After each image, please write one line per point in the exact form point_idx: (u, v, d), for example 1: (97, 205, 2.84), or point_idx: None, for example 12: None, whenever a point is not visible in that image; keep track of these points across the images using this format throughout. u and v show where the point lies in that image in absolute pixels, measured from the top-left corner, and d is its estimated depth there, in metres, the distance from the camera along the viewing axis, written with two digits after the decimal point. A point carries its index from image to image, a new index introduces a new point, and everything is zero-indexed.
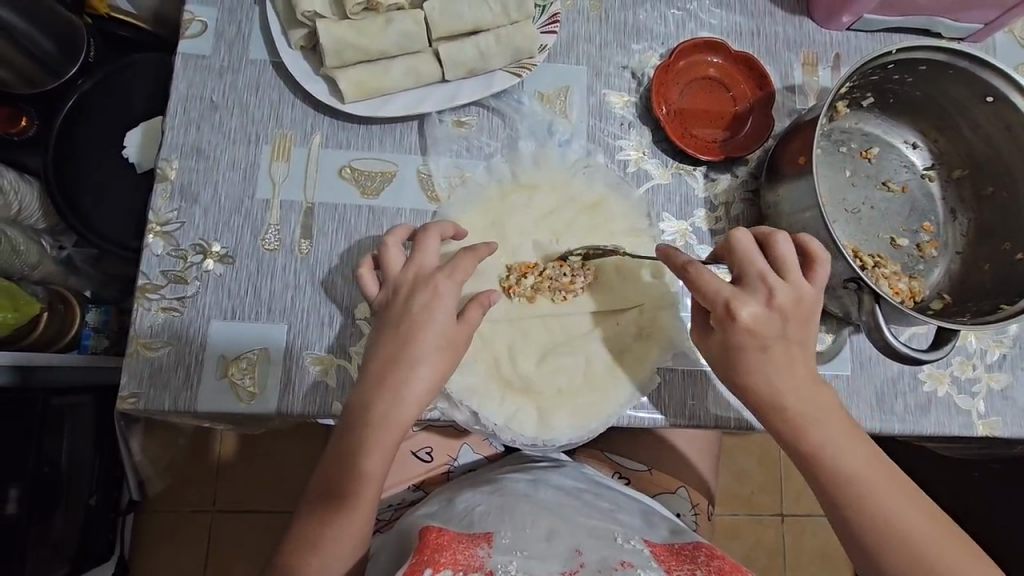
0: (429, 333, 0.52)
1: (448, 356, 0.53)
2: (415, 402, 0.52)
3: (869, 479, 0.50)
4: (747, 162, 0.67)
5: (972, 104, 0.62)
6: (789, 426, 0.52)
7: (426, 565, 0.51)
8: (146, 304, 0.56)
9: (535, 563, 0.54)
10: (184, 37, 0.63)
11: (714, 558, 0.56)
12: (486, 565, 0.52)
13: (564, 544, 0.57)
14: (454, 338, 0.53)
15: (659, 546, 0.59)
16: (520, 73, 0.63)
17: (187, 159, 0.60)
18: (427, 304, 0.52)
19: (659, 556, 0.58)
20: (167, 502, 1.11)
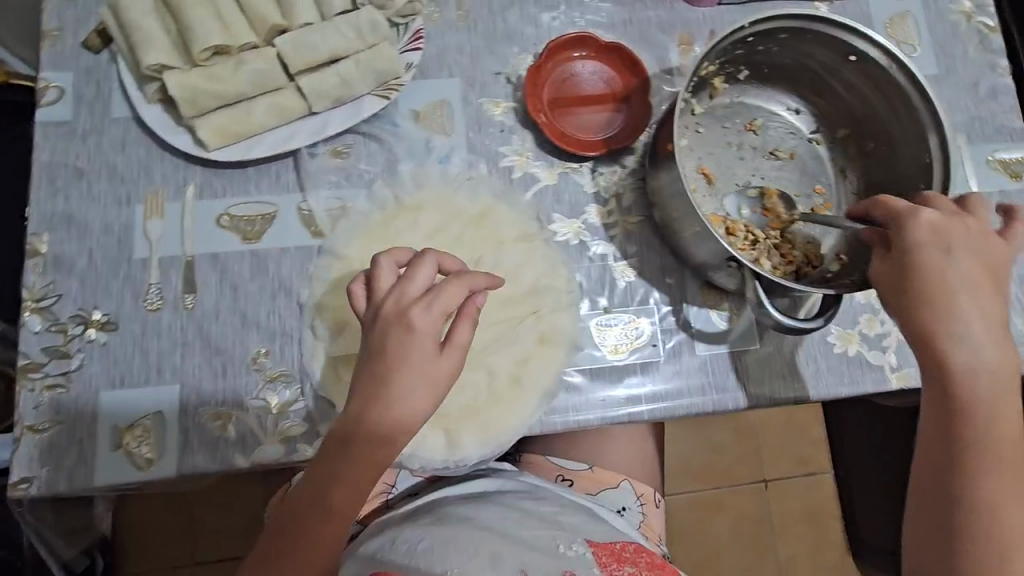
0: (409, 365, 0.48)
1: (435, 389, 0.49)
2: (396, 440, 0.49)
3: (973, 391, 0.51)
4: (633, 151, 0.66)
5: (839, 65, 0.63)
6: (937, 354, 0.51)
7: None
8: (29, 385, 0.55)
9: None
10: (42, 106, 0.61)
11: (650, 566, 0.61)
12: None
13: (509, 565, 0.57)
14: (434, 367, 0.48)
15: (602, 547, 0.62)
16: (388, 95, 0.62)
17: (58, 230, 0.59)
18: (400, 341, 0.48)
19: (602, 558, 0.60)
20: (144, 561, 1.08)
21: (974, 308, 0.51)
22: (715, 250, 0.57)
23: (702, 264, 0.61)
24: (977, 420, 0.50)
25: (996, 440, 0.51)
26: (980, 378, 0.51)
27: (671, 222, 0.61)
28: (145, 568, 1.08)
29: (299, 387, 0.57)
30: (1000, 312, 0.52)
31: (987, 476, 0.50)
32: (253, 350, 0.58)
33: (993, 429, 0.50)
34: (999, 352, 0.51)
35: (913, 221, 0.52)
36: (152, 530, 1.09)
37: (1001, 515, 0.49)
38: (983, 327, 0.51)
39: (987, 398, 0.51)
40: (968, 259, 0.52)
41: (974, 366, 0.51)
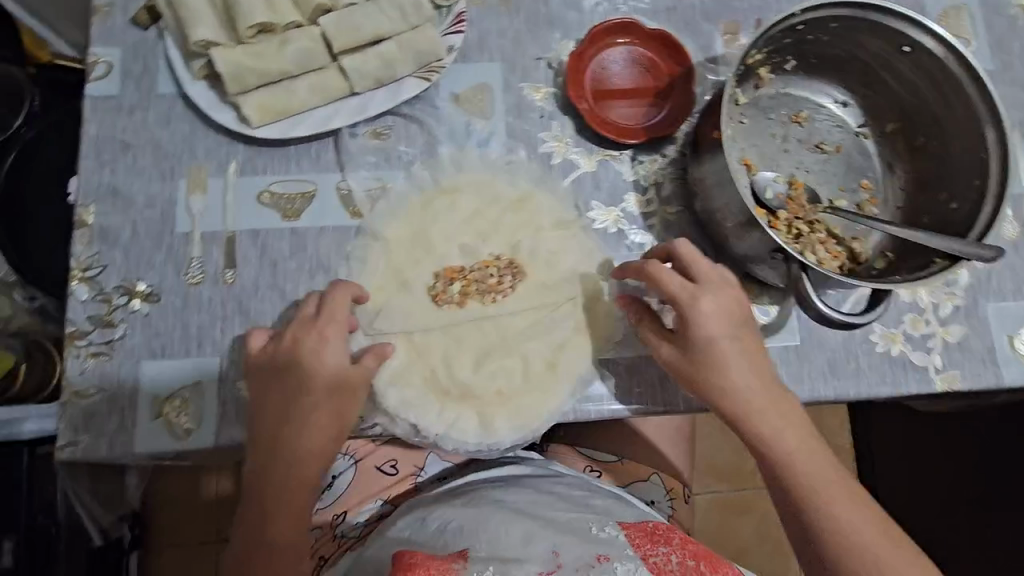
0: (321, 382, 0.51)
1: (345, 401, 0.52)
2: (310, 462, 0.52)
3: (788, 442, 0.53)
4: (674, 141, 0.65)
5: (892, 56, 0.61)
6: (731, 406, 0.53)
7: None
8: (74, 351, 0.56)
9: (514, 567, 0.53)
10: (90, 80, 0.62)
11: (687, 542, 0.59)
12: None
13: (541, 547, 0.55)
14: (349, 383, 0.52)
15: (633, 528, 0.61)
16: (429, 77, 0.62)
17: (104, 203, 0.60)
18: (315, 353, 0.52)
19: (634, 539, 0.59)
20: (172, 535, 1.12)
21: (736, 353, 0.53)
22: (758, 242, 0.56)
23: (743, 256, 0.60)
24: (784, 450, 0.53)
25: (813, 462, 0.53)
26: (768, 412, 0.53)
27: (713, 213, 0.60)
28: (174, 542, 1.12)
29: None
30: (749, 357, 0.54)
31: (816, 500, 0.51)
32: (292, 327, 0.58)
33: (782, 462, 0.53)
34: (758, 393, 0.53)
35: (706, 274, 0.54)
36: (184, 505, 1.13)
37: (846, 533, 0.50)
38: (736, 374, 0.53)
39: (775, 428, 0.53)
40: (712, 314, 0.53)
41: (761, 397, 0.53)
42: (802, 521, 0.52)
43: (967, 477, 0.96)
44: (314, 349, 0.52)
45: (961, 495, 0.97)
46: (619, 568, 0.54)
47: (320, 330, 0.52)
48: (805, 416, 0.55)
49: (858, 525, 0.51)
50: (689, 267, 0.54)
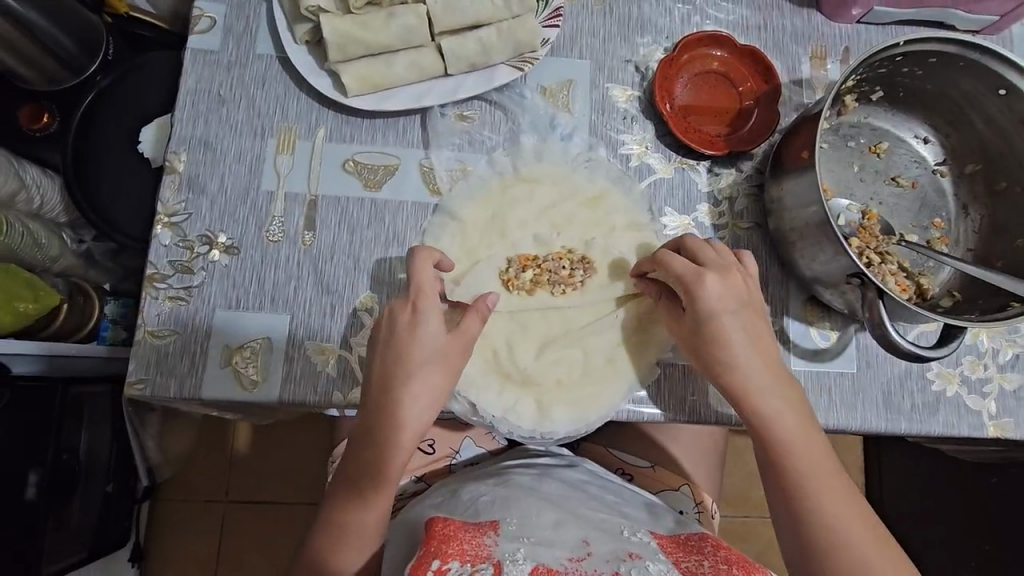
0: (420, 351, 0.52)
1: (445, 371, 0.53)
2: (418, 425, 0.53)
3: (787, 430, 0.53)
4: (751, 157, 0.66)
5: (985, 97, 0.61)
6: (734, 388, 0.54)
7: (433, 557, 0.48)
8: (153, 293, 0.58)
9: (543, 550, 0.50)
10: (194, 33, 0.64)
11: (720, 549, 0.54)
12: (494, 554, 0.49)
13: (573, 533, 0.54)
14: (451, 356, 0.54)
15: (666, 538, 0.56)
16: (522, 67, 0.63)
17: (195, 152, 0.61)
18: (409, 325, 0.53)
19: (666, 548, 0.55)
20: (179, 490, 1.14)
21: (741, 337, 0.54)
22: (831, 265, 0.57)
23: (811, 278, 0.60)
24: (783, 437, 0.53)
25: (811, 455, 0.53)
26: (771, 395, 0.54)
27: (788, 233, 0.60)
28: (183, 497, 1.14)
29: None
30: (755, 344, 0.54)
31: (807, 491, 0.52)
32: (363, 294, 0.60)
33: (780, 450, 0.53)
34: (762, 377, 0.54)
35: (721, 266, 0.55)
36: (193, 461, 1.14)
37: (837, 533, 0.51)
38: (741, 358, 0.54)
39: (779, 408, 0.54)
40: (717, 300, 0.53)
41: (761, 380, 0.54)
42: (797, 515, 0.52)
43: (988, 528, 0.95)
44: (410, 328, 0.53)
45: (978, 543, 0.97)
46: (650, 567, 0.50)
47: (415, 308, 0.53)
48: (804, 408, 0.55)
49: (857, 541, 0.50)
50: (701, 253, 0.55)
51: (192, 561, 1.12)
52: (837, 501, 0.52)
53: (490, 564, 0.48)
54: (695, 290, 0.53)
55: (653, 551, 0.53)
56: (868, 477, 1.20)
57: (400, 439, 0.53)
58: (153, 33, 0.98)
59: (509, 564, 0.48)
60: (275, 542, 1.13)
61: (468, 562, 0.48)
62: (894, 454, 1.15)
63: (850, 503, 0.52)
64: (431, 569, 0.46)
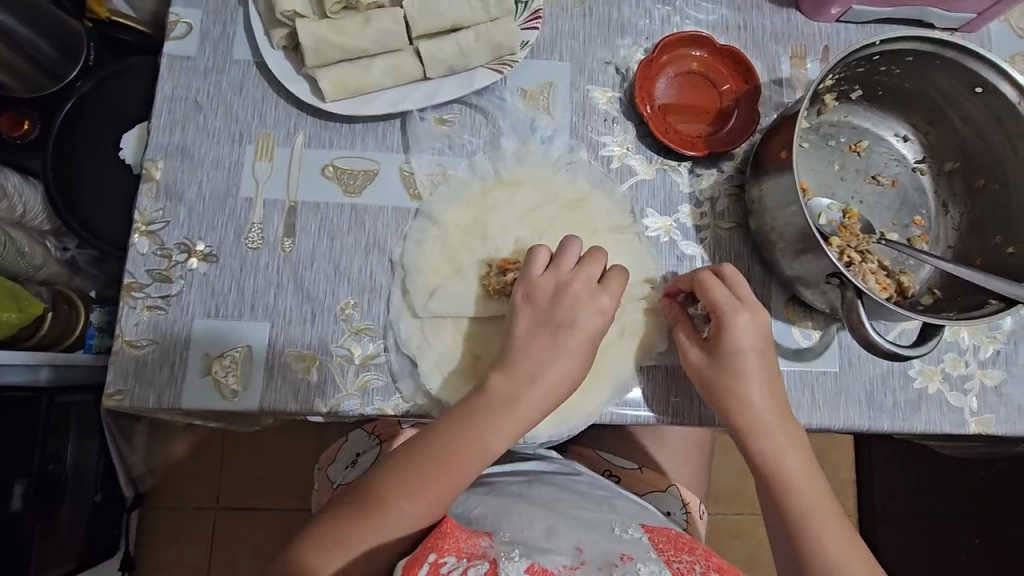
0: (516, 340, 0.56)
1: (527, 361, 0.55)
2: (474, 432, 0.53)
3: (790, 469, 0.54)
4: (732, 158, 0.66)
5: (962, 95, 0.61)
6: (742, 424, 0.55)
7: (428, 552, 0.48)
8: (131, 303, 0.58)
9: (538, 555, 0.50)
10: (169, 39, 0.63)
11: (712, 555, 0.54)
12: (489, 553, 0.48)
13: (565, 541, 0.53)
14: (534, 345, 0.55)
15: (657, 534, 0.57)
16: (501, 70, 0.63)
17: (172, 159, 0.61)
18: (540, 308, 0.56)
19: (658, 545, 0.55)
20: (169, 498, 1.13)
21: (761, 380, 0.55)
22: (812, 265, 0.57)
23: (792, 278, 0.60)
24: (792, 482, 0.54)
25: (817, 500, 0.54)
26: (776, 433, 0.55)
27: (768, 233, 0.60)
28: (171, 505, 1.13)
29: (382, 341, 0.59)
30: (772, 384, 0.56)
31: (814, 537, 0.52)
32: (344, 300, 0.59)
33: (789, 495, 0.54)
34: (777, 421, 0.55)
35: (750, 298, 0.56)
36: (182, 469, 1.14)
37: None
38: (758, 401, 0.55)
39: (784, 446, 0.55)
40: (744, 334, 0.55)
41: (776, 424, 0.55)
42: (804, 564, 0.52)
43: (977, 522, 0.96)
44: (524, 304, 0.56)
45: (965, 537, 0.97)
46: (642, 569, 0.49)
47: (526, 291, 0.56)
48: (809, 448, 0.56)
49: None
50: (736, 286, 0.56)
51: (182, 569, 1.11)
52: (836, 540, 0.52)
53: (485, 560, 0.47)
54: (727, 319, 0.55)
55: (646, 553, 0.52)
56: (858, 473, 1.20)
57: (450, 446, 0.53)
58: (134, 37, 0.97)
59: (503, 562, 0.47)
60: (263, 550, 1.12)
61: (464, 558, 0.48)
62: (883, 450, 1.15)
63: (849, 544, 0.52)
64: (427, 562, 0.47)
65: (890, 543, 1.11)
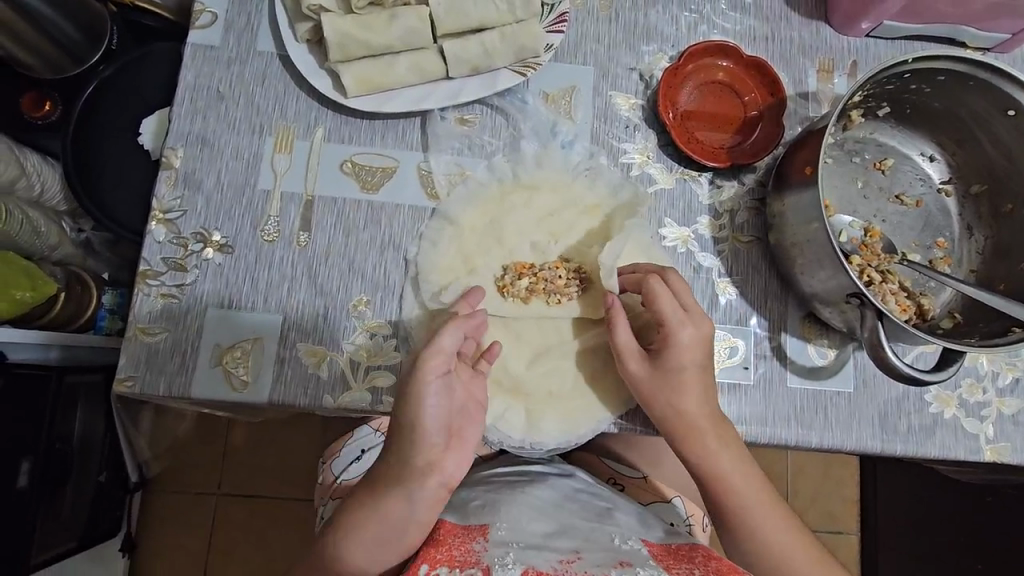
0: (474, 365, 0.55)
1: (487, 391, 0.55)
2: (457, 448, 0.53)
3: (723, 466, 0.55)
4: (754, 170, 0.65)
5: (992, 116, 0.60)
6: (679, 433, 0.55)
7: (421, 563, 0.49)
8: (145, 289, 0.58)
9: (533, 554, 0.50)
10: (194, 28, 0.63)
11: (712, 559, 0.53)
12: (482, 559, 0.49)
13: (563, 543, 0.54)
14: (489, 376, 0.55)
15: (657, 546, 0.56)
16: (525, 72, 0.62)
17: (192, 148, 0.61)
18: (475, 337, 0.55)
19: (657, 556, 0.54)
20: (173, 482, 1.13)
21: (705, 421, 0.55)
22: (831, 283, 0.56)
23: (810, 294, 0.59)
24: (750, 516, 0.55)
25: (756, 494, 0.56)
26: (708, 435, 0.55)
27: (788, 249, 0.60)
28: (174, 489, 1.13)
29: (393, 340, 0.59)
30: (716, 418, 0.56)
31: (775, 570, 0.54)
32: (357, 297, 0.59)
33: (747, 533, 0.55)
34: (732, 461, 0.55)
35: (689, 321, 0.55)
36: (186, 453, 1.14)
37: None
38: (708, 443, 0.55)
39: (716, 447, 0.55)
40: (682, 371, 0.55)
41: (727, 461, 0.55)
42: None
43: (982, 549, 0.95)
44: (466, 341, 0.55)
45: (970, 564, 0.96)
46: (640, 574, 0.49)
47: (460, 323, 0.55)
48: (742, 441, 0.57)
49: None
50: (667, 296, 0.54)
51: (181, 553, 1.11)
52: (774, 522, 0.55)
53: (479, 568, 0.48)
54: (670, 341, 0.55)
55: (645, 560, 0.52)
56: (862, 492, 1.18)
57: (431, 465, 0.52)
58: (158, 23, 0.98)
59: (496, 569, 0.47)
60: (266, 539, 1.13)
61: (456, 568, 0.48)
62: (888, 471, 1.14)
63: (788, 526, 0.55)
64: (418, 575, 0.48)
65: (890, 566, 1.10)
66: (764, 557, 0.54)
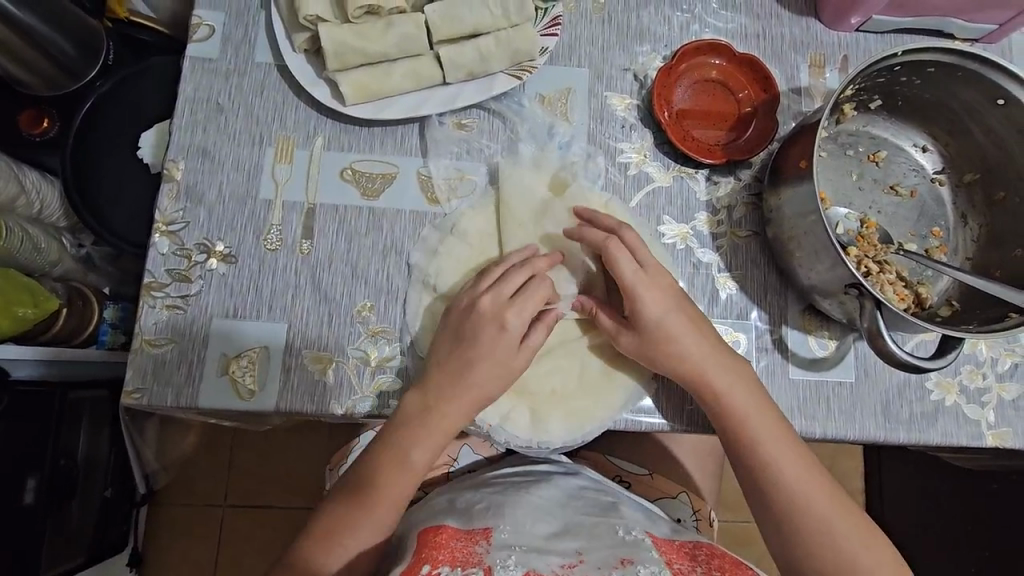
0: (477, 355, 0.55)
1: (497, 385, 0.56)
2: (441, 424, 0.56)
3: (744, 413, 0.56)
4: (750, 165, 0.66)
5: (983, 107, 0.61)
6: (689, 379, 0.57)
7: (422, 562, 0.51)
8: (150, 301, 0.58)
9: (535, 557, 0.51)
10: (192, 41, 0.64)
11: (714, 557, 0.55)
12: (484, 560, 0.50)
13: (567, 543, 0.54)
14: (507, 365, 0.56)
15: (661, 539, 0.56)
16: (520, 76, 0.63)
17: (193, 160, 0.62)
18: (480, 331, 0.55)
19: (660, 548, 0.55)
20: (178, 494, 1.14)
21: (719, 371, 0.56)
22: (829, 275, 0.57)
23: (809, 287, 0.60)
24: (782, 475, 0.55)
25: (783, 446, 0.55)
26: (722, 377, 0.56)
27: (786, 242, 0.60)
28: (181, 501, 1.13)
29: (398, 344, 0.59)
30: (742, 375, 0.57)
31: (810, 523, 0.53)
32: (361, 302, 0.60)
33: (776, 483, 0.55)
34: (762, 419, 0.56)
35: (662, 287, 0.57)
36: (193, 464, 1.15)
37: (852, 553, 0.52)
38: (724, 389, 0.56)
39: (733, 389, 0.56)
40: (678, 323, 0.57)
41: (754, 413, 0.56)
42: (802, 553, 0.53)
43: (987, 535, 0.95)
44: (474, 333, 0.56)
45: (976, 551, 0.96)
46: (642, 572, 0.50)
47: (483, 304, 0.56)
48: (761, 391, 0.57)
49: (870, 560, 0.52)
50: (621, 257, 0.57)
51: (189, 565, 1.11)
52: (802, 472, 0.55)
53: (480, 568, 0.49)
54: (637, 304, 0.56)
55: (646, 554, 0.53)
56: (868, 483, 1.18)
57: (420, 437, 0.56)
58: (153, 38, 0.98)
59: (498, 571, 0.48)
60: (272, 546, 1.13)
61: (458, 567, 0.50)
62: (893, 461, 1.14)
63: (815, 479, 0.55)
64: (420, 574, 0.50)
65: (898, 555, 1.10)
66: (794, 507, 0.54)
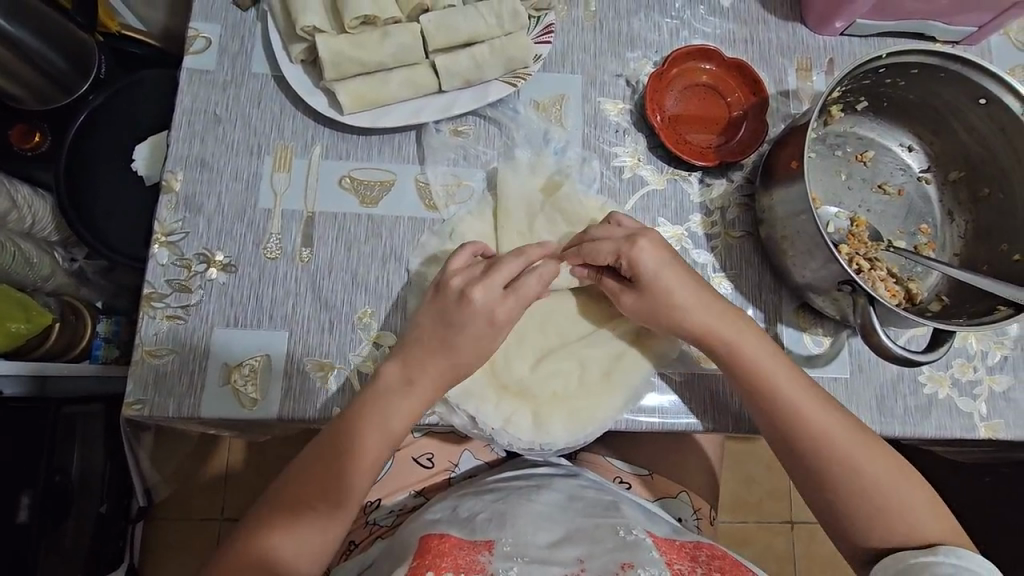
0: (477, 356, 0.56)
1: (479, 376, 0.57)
2: (405, 399, 0.55)
3: (758, 370, 0.57)
4: (742, 167, 0.67)
5: (967, 107, 0.62)
6: None
7: (426, 570, 0.52)
8: (151, 312, 0.58)
9: (536, 569, 0.52)
10: (189, 53, 0.64)
11: (715, 558, 0.55)
12: (487, 569, 0.52)
13: (568, 551, 0.54)
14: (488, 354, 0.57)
15: (662, 538, 0.57)
16: (515, 83, 0.64)
17: (192, 171, 0.62)
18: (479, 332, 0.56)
19: (661, 547, 0.56)
20: (175, 509, 1.13)
21: (720, 326, 0.58)
22: (822, 272, 0.58)
23: (803, 284, 0.61)
24: (812, 436, 0.56)
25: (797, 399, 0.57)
26: (728, 338, 0.58)
27: (779, 241, 0.61)
28: (177, 515, 1.12)
29: None
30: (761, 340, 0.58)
31: (837, 471, 0.56)
32: (361, 309, 0.60)
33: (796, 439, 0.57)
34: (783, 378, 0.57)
35: (659, 288, 0.57)
36: (189, 478, 1.14)
37: (887, 491, 0.55)
38: (731, 349, 0.58)
39: (740, 348, 0.58)
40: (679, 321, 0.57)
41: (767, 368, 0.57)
42: (839, 502, 0.56)
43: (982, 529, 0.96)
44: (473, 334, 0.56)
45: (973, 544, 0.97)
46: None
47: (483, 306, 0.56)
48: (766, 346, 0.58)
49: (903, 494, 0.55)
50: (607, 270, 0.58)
51: None
52: (826, 422, 0.56)
53: None
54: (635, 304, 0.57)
55: (647, 555, 0.53)
56: None
57: (379, 411, 0.55)
58: (143, 50, 1.00)
59: None
60: None
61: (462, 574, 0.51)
62: None
63: (841, 426, 0.56)
64: None
65: None
66: (825, 459, 0.56)
